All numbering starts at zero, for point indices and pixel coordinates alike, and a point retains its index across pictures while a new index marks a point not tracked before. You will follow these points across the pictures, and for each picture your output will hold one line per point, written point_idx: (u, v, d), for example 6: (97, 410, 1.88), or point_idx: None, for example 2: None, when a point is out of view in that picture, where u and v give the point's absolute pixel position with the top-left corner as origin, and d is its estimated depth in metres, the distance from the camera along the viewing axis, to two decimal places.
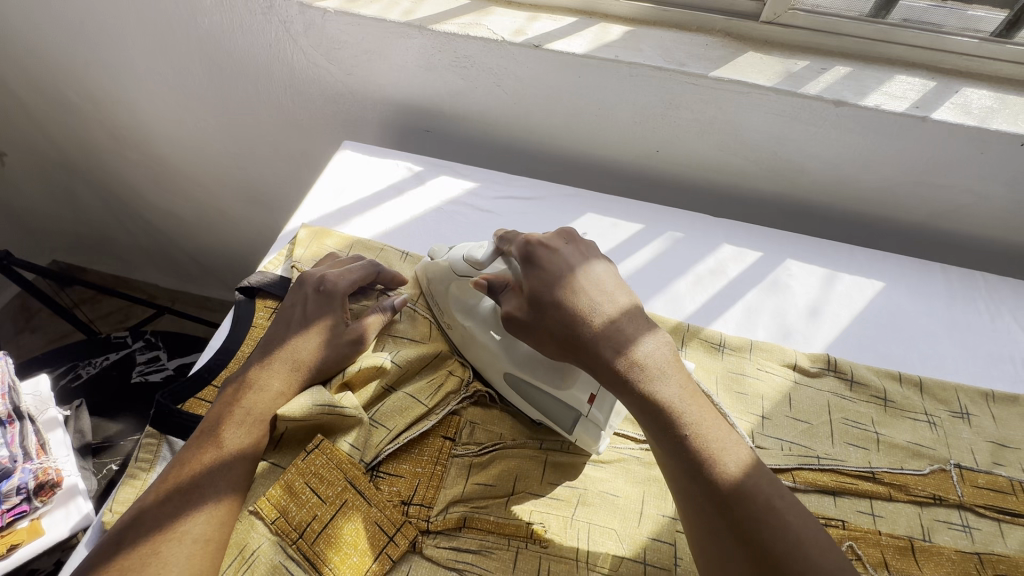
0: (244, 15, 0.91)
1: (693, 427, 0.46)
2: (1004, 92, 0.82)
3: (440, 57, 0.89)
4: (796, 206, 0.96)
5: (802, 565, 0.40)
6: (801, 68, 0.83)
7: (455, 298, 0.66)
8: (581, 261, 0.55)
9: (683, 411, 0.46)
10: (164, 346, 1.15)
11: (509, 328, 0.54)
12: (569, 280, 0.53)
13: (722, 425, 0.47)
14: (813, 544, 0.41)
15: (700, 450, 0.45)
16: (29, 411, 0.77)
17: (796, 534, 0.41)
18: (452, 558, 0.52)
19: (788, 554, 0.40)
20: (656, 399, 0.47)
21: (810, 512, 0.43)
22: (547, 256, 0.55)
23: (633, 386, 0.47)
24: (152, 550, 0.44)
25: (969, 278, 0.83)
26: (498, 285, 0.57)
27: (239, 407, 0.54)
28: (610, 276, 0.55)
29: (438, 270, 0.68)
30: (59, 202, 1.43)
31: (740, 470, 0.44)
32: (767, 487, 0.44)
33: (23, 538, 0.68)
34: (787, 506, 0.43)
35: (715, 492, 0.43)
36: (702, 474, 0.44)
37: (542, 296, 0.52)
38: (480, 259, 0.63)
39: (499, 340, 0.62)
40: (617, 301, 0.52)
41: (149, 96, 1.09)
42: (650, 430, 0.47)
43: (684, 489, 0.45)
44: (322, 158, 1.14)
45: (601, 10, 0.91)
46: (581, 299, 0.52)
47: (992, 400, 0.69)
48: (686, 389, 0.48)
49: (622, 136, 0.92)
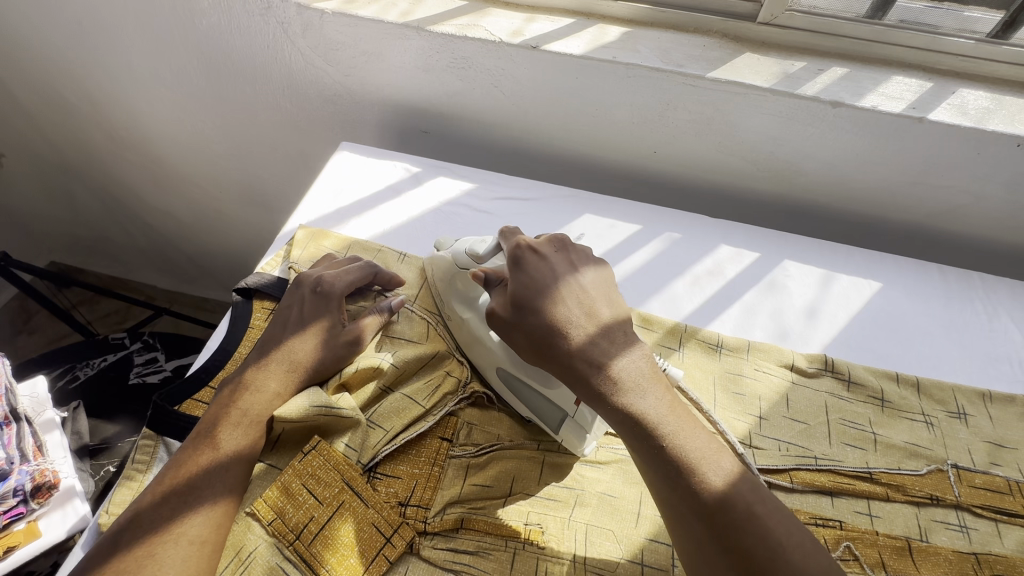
0: (242, 16, 0.91)
1: (671, 438, 0.46)
2: (1000, 93, 0.82)
3: (438, 58, 0.89)
4: (794, 206, 0.96)
5: (785, 570, 0.40)
6: (798, 68, 0.84)
7: (457, 292, 0.67)
8: (565, 270, 0.55)
9: (661, 422, 0.47)
10: (162, 347, 1.15)
11: (490, 322, 0.55)
12: (552, 290, 0.53)
13: (700, 433, 0.47)
14: (796, 548, 0.41)
15: (679, 460, 0.45)
16: (26, 413, 0.77)
17: (778, 539, 0.41)
18: (449, 560, 0.52)
19: (771, 560, 0.40)
20: (633, 412, 0.47)
21: (792, 517, 0.43)
22: (532, 263, 0.55)
23: (608, 398, 0.48)
24: (148, 552, 0.44)
25: (967, 279, 0.83)
26: (494, 280, 0.57)
27: (236, 408, 0.54)
28: (594, 287, 0.55)
29: (443, 264, 0.68)
30: (58, 203, 1.43)
31: (719, 477, 0.44)
32: (748, 493, 0.43)
33: (20, 540, 0.68)
34: (769, 510, 0.43)
35: (695, 502, 0.43)
36: (682, 484, 0.44)
37: (522, 302, 0.52)
38: (482, 253, 0.63)
39: (498, 339, 0.62)
40: (596, 313, 0.53)
41: (147, 97, 1.09)
42: (630, 442, 0.47)
43: (665, 500, 0.45)
44: (320, 159, 1.14)
45: (598, 11, 0.91)
46: (561, 309, 0.52)
47: (989, 400, 0.69)
48: (663, 401, 0.48)
49: (620, 137, 0.92)
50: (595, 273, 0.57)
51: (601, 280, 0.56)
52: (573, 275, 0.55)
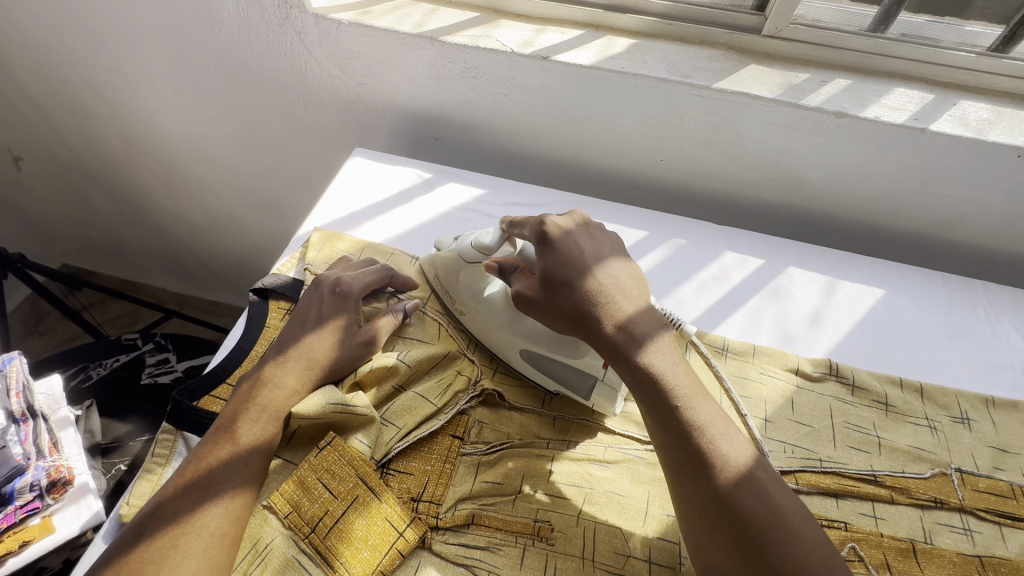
0: (261, 26, 0.93)
1: (684, 401, 0.49)
2: (1000, 105, 0.84)
3: (451, 67, 0.91)
4: (799, 215, 0.98)
5: (782, 531, 0.43)
6: (802, 80, 0.86)
7: (465, 286, 0.70)
8: (591, 244, 0.57)
9: (676, 385, 0.50)
10: (174, 347, 1.17)
11: (519, 305, 0.57)
12: (580, 265, 0.55)
13: (709, 401, 0.50)
14: (793, 514, 0.44)
15: (690, 422, 0.48)
16: (42, 410, 0.80)
17: (777, 503, 0.44)
18: (461, 555, 0.54)
19: (769, 520, 0.43)
20: (653, 372, 0.50)
21: (787, 486, 0.47)
22: (560, 233, 0.57)
23: (627, 358, 0.51)
24: (172, 543, 0.45)
25: (969, 286, 0.85)
26: (507, 267, 0.60)
27: (255, 403, 0.55)
28: (616, 261, 0.56)
29: (448, 260, 0.71)
30: (74, 206, 1.46)
31: (726, 443, 0.47)
32: (751, 461, 0.47)
33: (35, 535, 0.69)
34: (768, 477, 0.46)
35: (703, 463, 0.46)
36: (692, 445, 0.47)
37: (551, 276, 0.55)
38: (488, 244, 0.66)
39: (508, 320, 0.66)
40: (623, 286, 0.54)
41: (164, 102, 1.12)
42: (644, 401, 0.50)
43: (671, 457, 0.48)
44: (331, 165, 1.16)
45: (608, 24, 0.93)
46: (590, 282, 0.54)
47: (992, 405, 0.69)
48: (681, 366, 0.51)
49: (629, 145, 0.94)
50: (616, 249, 0.58)
51: (621, 256, 0.58)
52: (602, 251, 0.57)
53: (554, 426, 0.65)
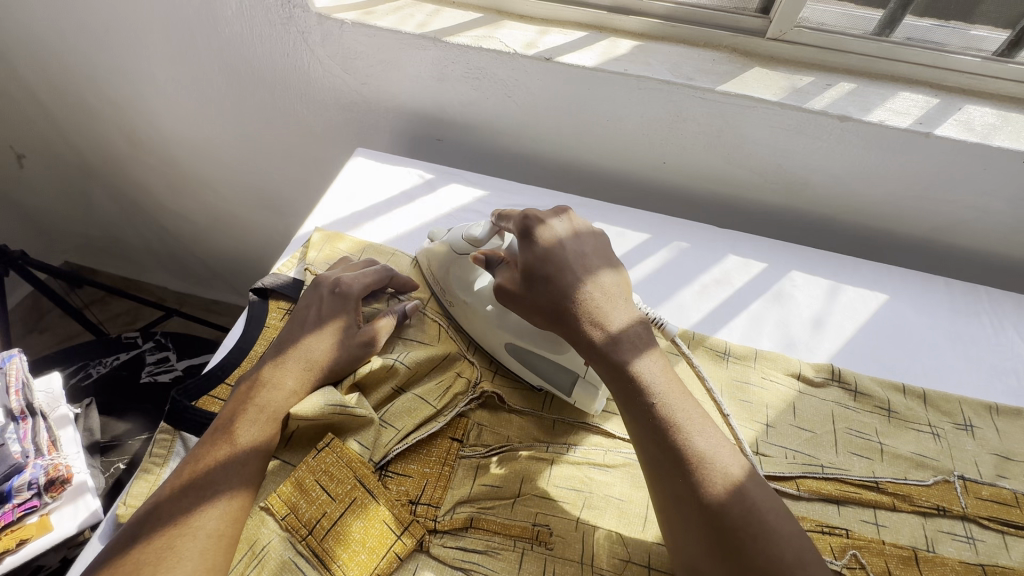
0: (264, 25, 0.93)
1: (660, 398, 0.50)
2: (1006, 110, 0.84)
3: (453, 68, 0.91)
4: (802, 219, 0.97)
5: (757, 527, 0.44)
6: (806, 83, 0.85)
7: (455, 277, 0.70)
8: (570, 238, 0.59)
9: (653, 382, 0.51)
10: (174, 346, 1.17)
11: (500, 299, 0.59)
12: (558, 258, 0.57)
13: (686, 399, 0.51)
14: (768, 510, 0.45)
15: (667, 420, 0.49)
16: (42, 408, 0.80)
17: (753, 500, 0.45)
18: (459, 558, 0.53)
19: (744, 517, 0.44)
20: (630, 370, 0.51)
21: (764, 483, 0.48)
22: (540, 230, 0.59)
23: (607, 355, 0.52)
24: (168, 544, 0.45)
25: (973, 292, 0.84)
26: (494, 260, 0.61)
27: (253, 404, 0.55)
28: (594, 254, 0.59)
29: (438, 253, 0.71)
30: (76, 204, 1.46)
31: (702, 440, 0.48)
32: (727, 457, 0.48)
33: (33, 533, 0.69)
34: (743, 471, 0.47)
35: (680, 460, 0.47)
36: (669, 442, 0.48)
37: (530, 272, 0.57)
38: (478, 236, 0.66)
39: (492, 311, 0.66)
40: (599, 281, 0.56)
41: (166, 101, 1.12)
42: (621, 398, 0.52)
43: (649, 455, 0.49)
44: (333, 165, 1.16)
45: (611, 26, 0.92)
46: (567, 275, 0.56)
47: (996, 413, 0.69)
48: (659, 364, 0.53)
49: (632, 147, 0.94)
50: (596, 244, 0.60)
51: (600, 251, 0.60)
52: (584, 250, 0.59)
53: (554, 428, 0.65)
